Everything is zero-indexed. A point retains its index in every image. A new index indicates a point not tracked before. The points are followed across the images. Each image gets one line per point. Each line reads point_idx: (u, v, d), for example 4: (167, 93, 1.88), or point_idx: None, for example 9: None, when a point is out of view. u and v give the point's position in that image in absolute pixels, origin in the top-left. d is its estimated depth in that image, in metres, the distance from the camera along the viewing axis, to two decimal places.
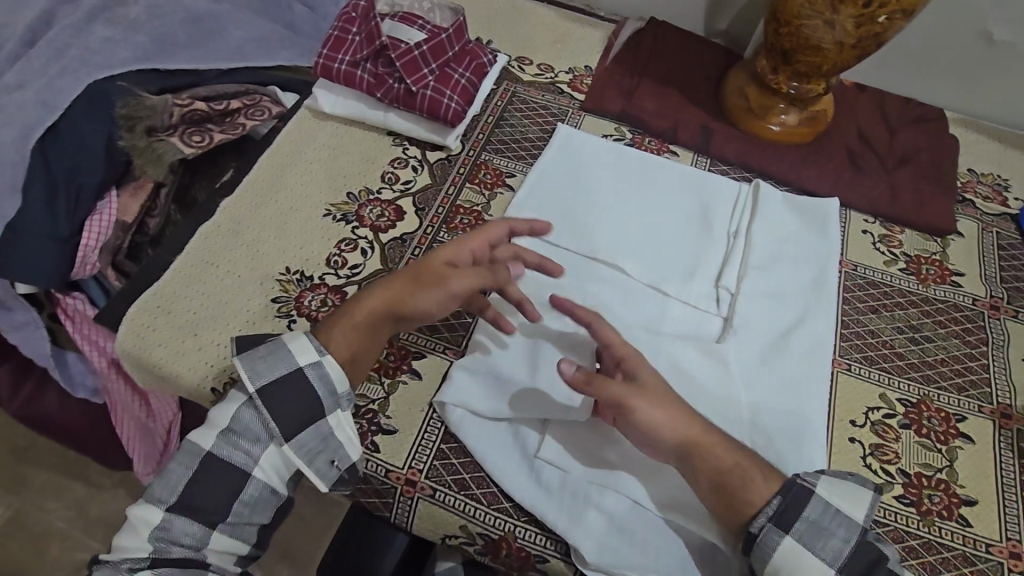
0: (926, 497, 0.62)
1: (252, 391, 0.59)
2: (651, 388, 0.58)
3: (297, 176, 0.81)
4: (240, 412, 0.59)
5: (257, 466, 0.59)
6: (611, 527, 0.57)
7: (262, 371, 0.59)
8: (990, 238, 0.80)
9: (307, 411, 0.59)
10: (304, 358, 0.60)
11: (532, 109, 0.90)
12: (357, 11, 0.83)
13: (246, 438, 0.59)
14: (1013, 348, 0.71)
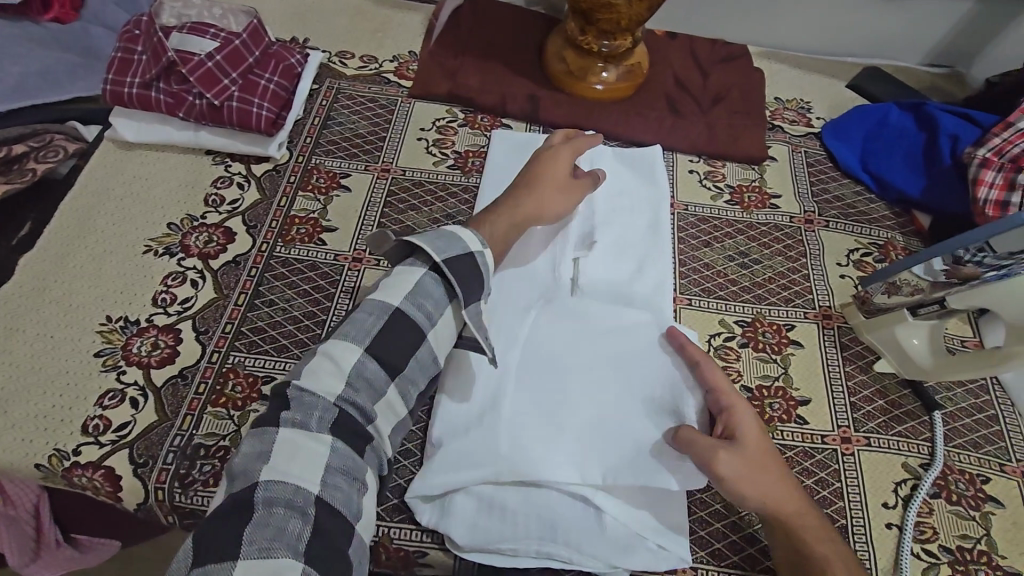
0: (768, 405, 0.67)
1: (441, 261, 0.58)
2: (758, 451, 0.58)
3: (106, 216, 0.74)
4: (423, 279, 0.58)
5: (432, 329, 0.58)
6: (481, 506, 0.58)
7: (442, 247, 0.59)
8: (800, 157, 0.87)
9: (475, 285, 0.60)
10: (471, 244, 0.61)
11: (359, 103, 0.87)
12: (139, 28, 0.77)
13: (428, 301, 0.58)
14: (828, 255, 0.79)
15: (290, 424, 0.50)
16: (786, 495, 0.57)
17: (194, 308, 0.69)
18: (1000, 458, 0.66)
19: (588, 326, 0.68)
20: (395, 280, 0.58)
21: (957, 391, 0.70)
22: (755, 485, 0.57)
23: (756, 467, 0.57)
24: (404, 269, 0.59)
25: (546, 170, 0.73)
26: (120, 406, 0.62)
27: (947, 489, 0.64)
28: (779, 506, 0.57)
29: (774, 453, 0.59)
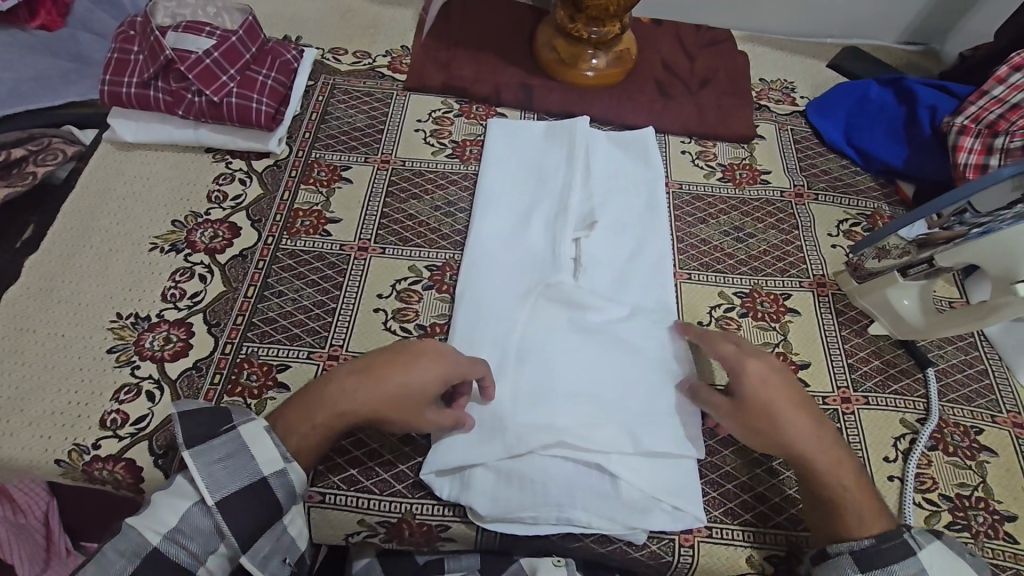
0: None
1: (213, 499, 0.54)
2: (790, 409, 0.60)
3: (110, 217, 0.75)
4: (190, 512, 0.54)
5: (206, 561, 0.54)
6: (500, 478, 0.60)
7: (223, 479, 0.55)
8: (787, 135, 0.90)
9: (260, 521, 0.56)
10: (264, 463, 0.56)
11: (355, 97, 0.89)
12: (135, 28, 0.77)
13: (194, 539, 0.54)
14: (820, 227, 0.81)
15: None
16: (814, 441, 0.59)
17: (204, 301, 0.70)
18: (992, 410, 0.69)
19: (583, 310, 0.68)
20: (163, 503, 0.54)
21: (948, 349, 0.73)
22: (788, 439, 0.59)
23: (784, 419, 0.60)
24: (178, 488, 0.55)
25: (388, 377, 0.59)
26: (136, 399, 0.63)
27: (944, 441, 0.67)
28: (796, 450, 0.59)
29: (792, 397, 0.61)
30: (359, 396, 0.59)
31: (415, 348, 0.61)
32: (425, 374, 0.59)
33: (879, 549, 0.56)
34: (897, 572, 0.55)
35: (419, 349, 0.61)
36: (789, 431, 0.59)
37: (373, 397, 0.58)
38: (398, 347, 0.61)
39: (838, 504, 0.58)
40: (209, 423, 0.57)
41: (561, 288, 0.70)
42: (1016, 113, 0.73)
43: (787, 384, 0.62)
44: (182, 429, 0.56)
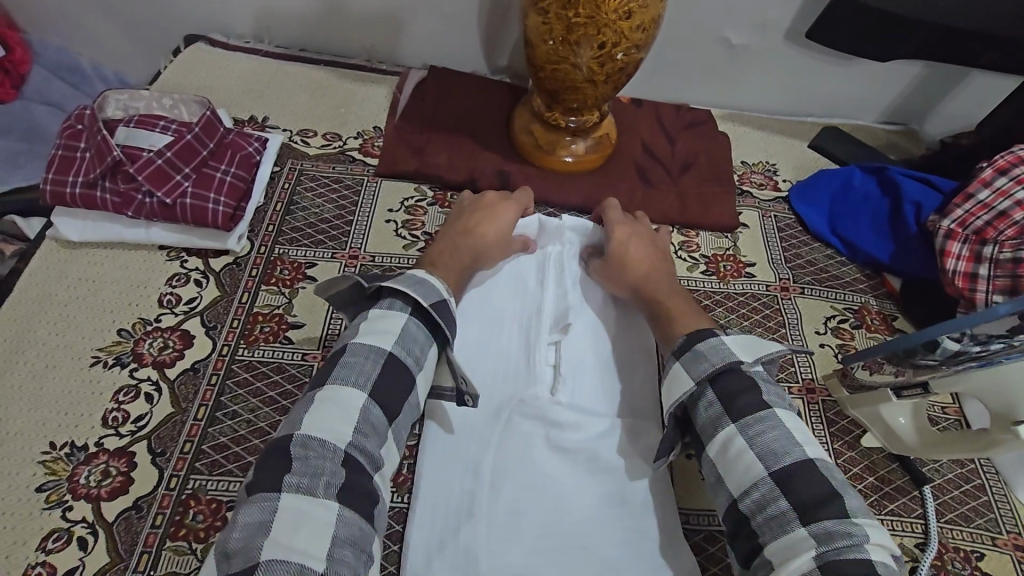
0: None
1: (427, 304, 0.58)
2: (637, 258, 0.71)
3: (49, 325, 0.69)
4: (407, 323, 0.58)
5: (421, 371, 0.57)
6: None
7: (427, 291, 0.59)
8: (771, 222, 0.88)
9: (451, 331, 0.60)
10: (444, 288, 0.61)
11: (323, 185, 0.85)
12: (82, 123, 0.73)
13: (417, 346, 0.57)
14: (807, 323, 0.78)
15: (294, 490, 0.46)
16: (647, 274, 0.70)
17: (149, 426, 0.63)
18: (991, 531, 0.66)
19: (557, 429, 0.64)
20: (377, 324, 0.57)
21: (944, 462, 0.70)
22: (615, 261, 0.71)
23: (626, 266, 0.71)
24: (380, 313, 0.58)
25: (488, 222, 0.72)
26: (66, 549, 0.56)
27: (944, 570, 0.63)
28: (641, 282, 0.70)
29: (650, 254, 0.72)
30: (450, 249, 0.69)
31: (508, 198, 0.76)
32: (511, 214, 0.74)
33: (688, 341, 0.59)
34: (705, 351, 0.57)
35: (494, 202, 0.74)
36: (632, 254, 0.71)
37: (484, 243, 0.70)
38: (461, 205, 0.75)
39: (665, 318, 0.66)
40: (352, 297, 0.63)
41: (529, 405, 0.65)
42: (1005, 220, 0.70)
43: (655, 250, 0.74)
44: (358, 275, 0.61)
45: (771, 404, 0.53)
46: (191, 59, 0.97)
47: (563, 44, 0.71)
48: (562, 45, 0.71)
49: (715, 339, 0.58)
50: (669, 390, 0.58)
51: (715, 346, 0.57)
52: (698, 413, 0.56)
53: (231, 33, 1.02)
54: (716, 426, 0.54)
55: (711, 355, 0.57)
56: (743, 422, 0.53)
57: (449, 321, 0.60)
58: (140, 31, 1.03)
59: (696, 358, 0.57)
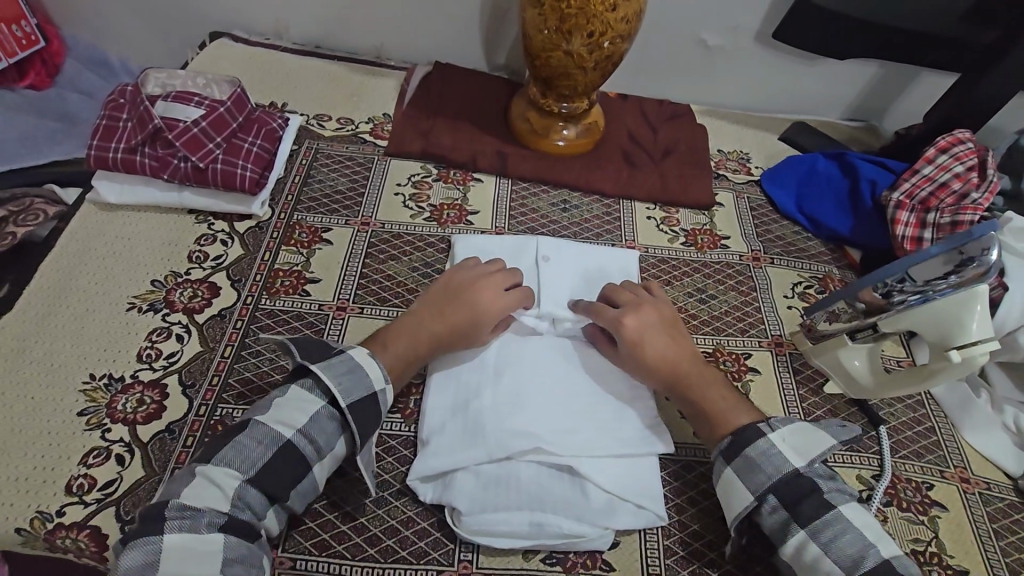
0: (723, 364, 0.78)
1: (345, 404, 0.59)
2: (644, 331, 0.69)
3: (89, 275, 0.76)
4: (319, 412, 0.59)
5: (319, 462, 0.58)
6: (482, 486, 0.62)
7: (350, 387, 0.60)
8: (744, 203, 0.97)
9: (370, 426, 0.61)
10: (376, 380, 0.62)
11: (337, 161, 0.93)
12: (125, 97, 0.81)
13: (322, 436, 0.58)
14: (776, 288, 0.87)
15: (175, 530, 0.51)
16: (676, 362, 0.68)
17: (180, 362, 0.70)
18: (940, 465, 0.73)
19: (544, 365, 0.71)
20: (290, 408, 0.59)
21: (898, 407, 0.78)
22: (642, 354, 0.68)
23: (643, 345, 0.69)
24: (300, 395, 0.60)
25: (455, 310, 0.69)
26: (105, 463, 0.62)
27: (897, 497, 0.70)
28: (669, 374, 0.68)
29: (668, 339, 0.70)
30: (410, 340, 0.67)
31: (475, 282, 0.72)
32: (486, 296, 0.71)
33: (735, 445, 0.62)
34: (757, 460, 0.60)
35: (471, 287, 0.72)
36: (654, 347, 0.69)
37: (432, 329, 0.68)
38: (440, 285, 0.73)
39: (704, 415, 0.66)
40: (316, 349, 0.63)
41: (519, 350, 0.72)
42: (945, 191, 0.81)
43: (665, 328, 0.71)
44: (298, 350, 0.62)
45: (834, 503, 0.57)
46: (215, 53, 1.06)
47: (556, 33, 0.80)
48: (556, 34, 0.80)
49: (766, 442, 0.61)
50: (728, 501, 0.61)
51: (766, 453, 0.60)
52: (763, 519, 0.59)
53: (252, 31, 1.11)
54: (785, 532, 0.57)
55: (764, 462, 0.60)
56: (811, 526, 0.56)
57: (366, 420, 0.61)
58: (169, 28, 1.12)
59: (749, 466, 0.60)
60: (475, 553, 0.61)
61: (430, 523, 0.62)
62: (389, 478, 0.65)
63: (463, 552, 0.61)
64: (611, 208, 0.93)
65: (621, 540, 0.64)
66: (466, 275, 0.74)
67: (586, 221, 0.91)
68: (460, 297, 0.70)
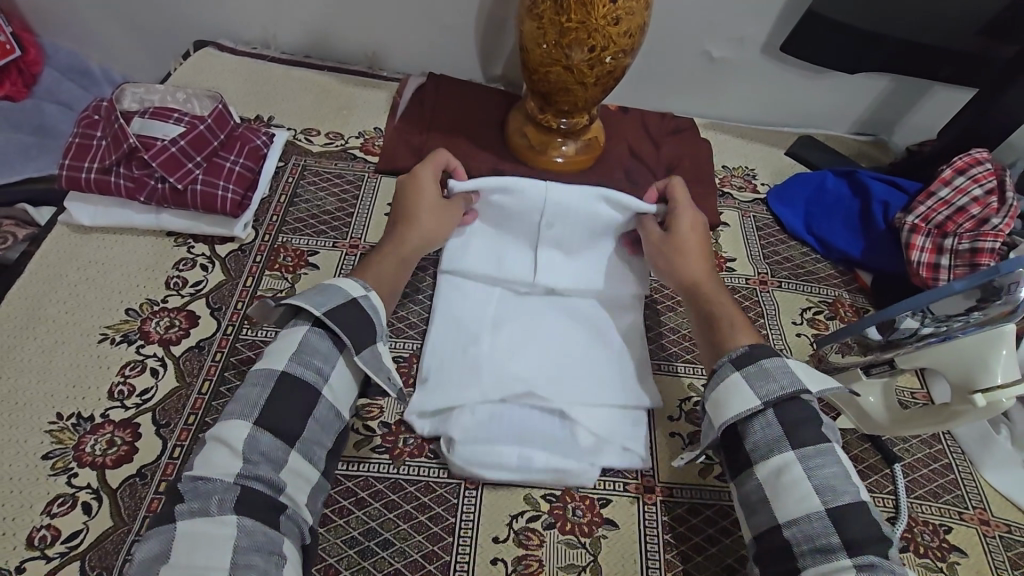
0: None
1: (321, 313, 0.57)
2: (691, 235, 0.71)
3: (59, 303, 0.71)
4: (307, 336, 0.56)
5: (327, 385, 0.56)
6: (482, 436, 0.64)
7: (323, 300, 0.58)
8: (750, 222, 0.93)
9: (361, 335, 0.58)
10: (353, 290, 0.60)
11: (326, 179, 0.89)
12: (100, 113, 0.77)
13: (317, 358, 0.56)
14: (784, 314, 0.83)
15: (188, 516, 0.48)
16: (702, 271, 0.70)
17: (154, 399, 0.66)
18: (958, 506, 0.69)
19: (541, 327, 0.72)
20: (279, 343, 0.56)
21: (913, 443, 0.74)
22: (676, 253, 0.70)
23: (689, 248, 0.71)
24: (292, 328, 0.57)
25: (415, 193, 0.71)
26: (71, 513, 0.58)
27: (914, 541, 0.66)
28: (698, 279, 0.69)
29: (706, 247, 0.72)
30: (379, 258, 0.68)
31: (417, 171, 0.73)
32: (429, 177, 0.72)
33: (749, 354, 0.58)
34: (771, 369, 0.56)
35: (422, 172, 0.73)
36: (688, 254, 0.70)
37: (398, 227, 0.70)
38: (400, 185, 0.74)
39: (717, 322, 0.66)
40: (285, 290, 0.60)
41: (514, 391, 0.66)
42: (963, 215, 0.78)
43: (708, 248, 0.72)
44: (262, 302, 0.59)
45: (829, 437, 0.54)
46: (199, 63, 1.01)
47: (555, 48, 0.76)
48: (555, 48, 0.76)
49: (781, 360, 0.57)
50: (728, 402, 0.57)
51: (782, 367, 0.57)
52: (752, 434, 0.55)
53: (238, 40, 1.07)
54: (772, 449, 0.54)
55: (778, 375, 0.56)
56: (801, 450, 0.53)
57: (351, 324, 0.58)
58: (151, 37, 1.08)
59: (762, 375, 0.56)
60: None
61: None
62: (376, 526, 0.61)
63: None
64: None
65: None
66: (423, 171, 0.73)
67: None
68: (420, 181, 0.72)
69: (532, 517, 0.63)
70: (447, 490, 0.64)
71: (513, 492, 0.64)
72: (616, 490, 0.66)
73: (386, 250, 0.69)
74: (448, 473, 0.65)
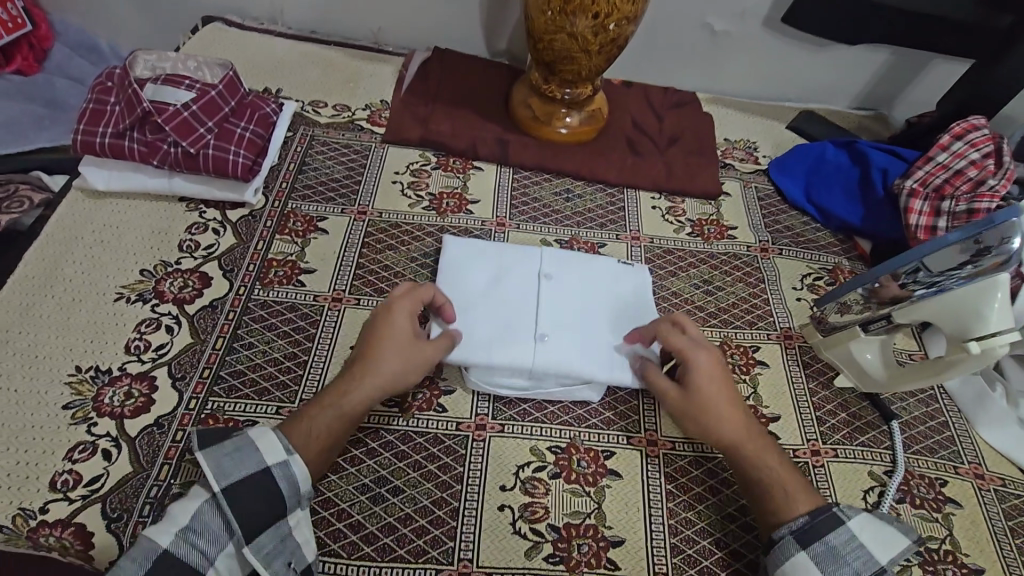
0: (730, 358, 0.76)
1: (218, 487, 0.52)
2: (711, 378, 0.63)
3: (75, 264, 0.73)
4: (201, 510, 0.51)
5: (213, 567, 0.50)
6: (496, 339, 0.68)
7: (229, 469, 0.53)
8: (751, 192, 0.95)
9: (273, 510, 0.53)
10: (271, 456, 0.54)
11: (334, 149, 0.90)
12: (113, 80, 0.78)
13: (207, 538, 0.51)
14: (784, 280, 0.84)
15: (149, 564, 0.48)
16: (729, 427, 0.62)
17: (169, 354, 0.67)
18: (954, 461, 0.71)
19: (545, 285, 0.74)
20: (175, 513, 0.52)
21: (911, 402, 0.76)
22: (705, 422, 0.63)
23: (715, 402, 0.63)
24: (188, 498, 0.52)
25: (380, 337, 0.63)
26: (91, 459, 0.60)
27: (910, 494, 0.67)
28: (726, 439, 0.62)
29: (725, 388, 0.64)
30: (318, 406, 0.59)
31: (385, 307, 0.65)
32: (391, 316, 0.64)
33: (813, 524, 0.56)
34: (838, 546, 0.54)
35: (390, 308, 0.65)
36: (713, 407, 0.63)
37: (357, 366, 0.62)
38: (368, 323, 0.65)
39: (770, 493, 0.59)
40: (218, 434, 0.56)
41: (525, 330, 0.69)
42: (960, 179, 0.79)
43: (731, 388, 0.64)
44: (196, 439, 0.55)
45: None
46: (207, 38, 1.03)
47: (560, 14, 0.78)
48: (559, 15, 0.78)
49: (847, 532, 0.55)
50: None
51: (849, 542, 0.55)
52: None
53: (246, 16, 1.08)
54: None
55: (847, 555, 0.54)
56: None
57: (249, 502, 0.52)
58: (160, 13, 1.10)
59: (833, 557, 0.54)
60: (475, 551, 0.59)
61: (428, 522, 0.60)
62: (386, 474, 0.62)
63: (463, 550, 0.59)
64: (615, 197, 0.91)
65: (626, 537, 0.61)
66: (399, 317, 0.64)
67: (590, 211, 0.88)
68: (383, 329, 0.63)
69: (537, 468, 0.64)
70: (455, 441, 0.65)
71: (519, 443, 0.66)
72: (619, 443, 0.68)
73: (327, 395, 0.60)
74: (456, 426, 0.67)
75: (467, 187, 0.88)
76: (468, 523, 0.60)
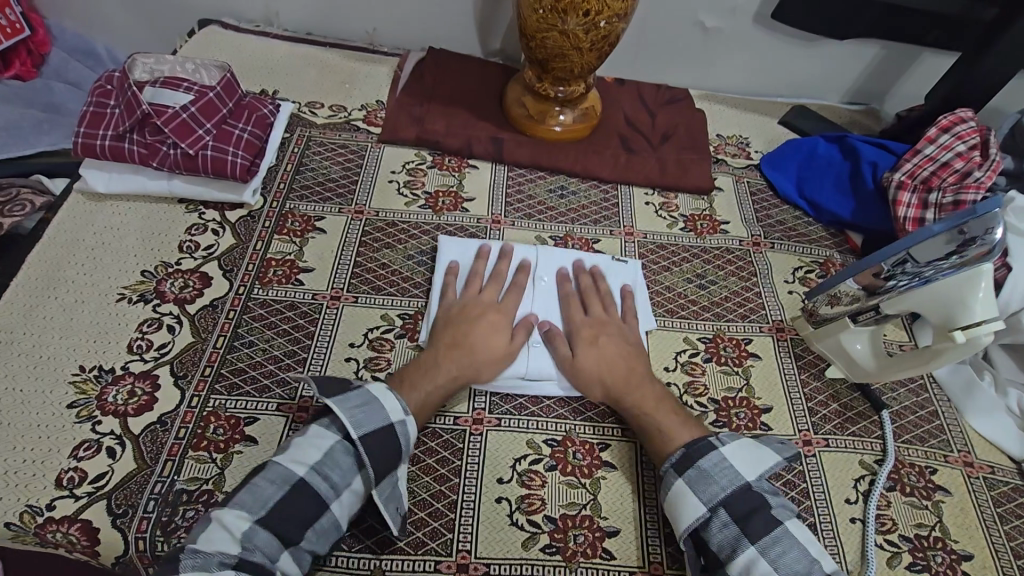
0: (723, 351, 0.77)
1: (356, 435, 0.57)
2: (604, 342, 0.70)
3: (77, 266, 0.74)
4: (334, 448, 0.58)
5: (336, 500, 0.56)
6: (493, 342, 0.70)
7: (362, 419, 0.58)
8: (744, 187, 0.96)
9: (394, 460, 0.59)
10: (393, 412, 0.60)
11: (331, 149, 0.91)
12: (112, 83, 0.79)
13: (336, 473, 0.57)
14: (776, 273, 0.85)
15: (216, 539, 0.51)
16: (615, 377, 0.68)
17: (171, 353, 0.69)
18: (944, 449, 0.72)
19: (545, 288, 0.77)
20: (304, 445, 0.57)
21: (901, 392, 0.77)
22: (591, 373, 0.69)
23: (605, 356, 0.69)
24: (317, 433, 0.58)
25: (476, 337, 0.69)
26: (96, 456, 0.61)
27: (900, 482, 0.69)
28: (612, 388, 0.68)
29: (623, 351, 0.70)
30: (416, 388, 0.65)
31: (502, 302, 0.73)
32: (499, 315, 0.71)
33: (688, 457, 0.61)
34: (711, 472, 0.59)
35: (481, 309, 0.72)
36: (601, 363, 0.69)
37: (444, 356, 0.67)
38: (449, 317, 0.71)
39: (655, 434, 0.64)
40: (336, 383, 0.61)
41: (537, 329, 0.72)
42: (947, 170, 0.81)
43: (625, 346, 0.71)
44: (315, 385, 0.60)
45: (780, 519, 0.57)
46: (204, 40, 1.04)
47: (552, 13, 0.79)
48: (551, 14, 0.79)
49: (716, 455, 0.60)
50: (678, 515, 0.58)
51: (720, 466, 0.59)
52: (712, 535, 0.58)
53: (242, 18, 1.09)
54: (735, 550, 0.56)
55: (717, 476, 0.59)
56: (760, 543, 0.55)
57: (378, 452, 0.58)
58: (157, 17, 1.11)
59: (700, 478, 0.59)
60: (473, 542, 0.60)
61: (428, 514, 0.61)
62: None
63: (462, 542, 0.60)
64: (609, 193, 0.92)
65: (620, 527, 0.62)
66: (484, 300, 0.73)
67: (584, 208, 0.89)
68: (476, 322, 0.70)
69: (533, 460, 0.66)
70: (452, 435, 0.67)
71: (516, 437, 0.67)
72: (614, 435, 0.69)
73: (418, 381, 0.66)
74: (454, 420, 0.68)
75: (462, 185, 0.90)
76: (467, 515, 0.61)
